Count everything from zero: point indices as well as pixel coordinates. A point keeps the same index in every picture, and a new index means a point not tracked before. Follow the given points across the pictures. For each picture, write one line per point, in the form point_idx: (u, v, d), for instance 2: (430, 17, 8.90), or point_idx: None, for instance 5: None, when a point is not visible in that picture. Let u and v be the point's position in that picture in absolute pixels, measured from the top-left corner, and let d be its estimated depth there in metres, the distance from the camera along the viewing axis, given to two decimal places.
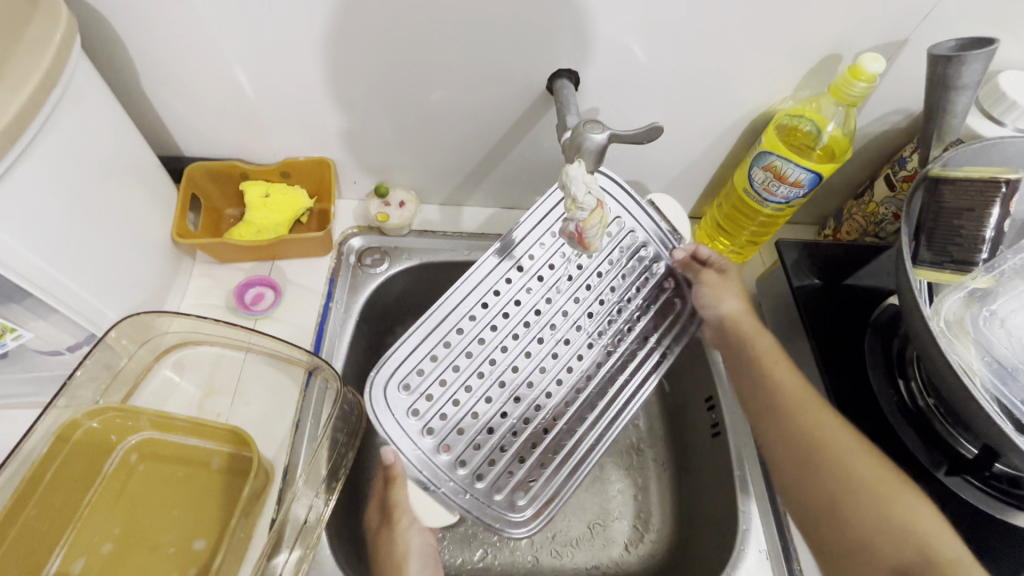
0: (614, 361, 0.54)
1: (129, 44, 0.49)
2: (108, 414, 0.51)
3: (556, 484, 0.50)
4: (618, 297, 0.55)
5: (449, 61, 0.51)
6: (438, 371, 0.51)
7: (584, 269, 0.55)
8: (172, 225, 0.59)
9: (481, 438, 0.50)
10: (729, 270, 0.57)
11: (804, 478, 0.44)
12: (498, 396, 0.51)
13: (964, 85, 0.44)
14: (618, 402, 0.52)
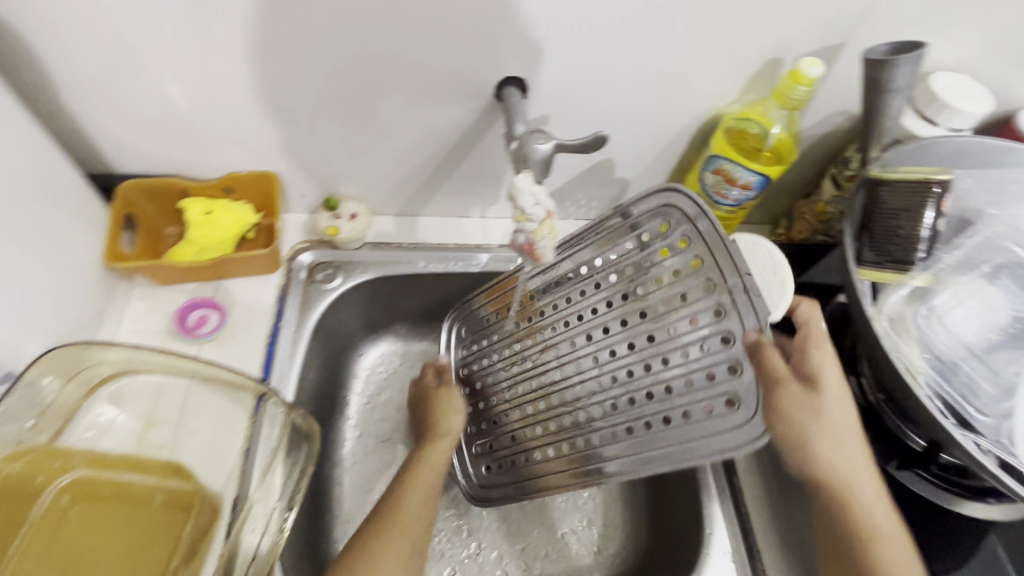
0: (619, 418, 0.50)
1: (44, 56, 0.46)
2: (35, 455, 0.47)
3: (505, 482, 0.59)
4: (662, 351, 0.49)
5: (395, 68, 0.50)
6: (493, 347, 0.62)
7: (636, 300, 0.50)
8: (104, 247, 0.55)
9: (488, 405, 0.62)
10: (826, 379, 0.43)
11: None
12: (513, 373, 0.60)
13: (896, 87, 0.45)
14: (590, 457, 0.52)
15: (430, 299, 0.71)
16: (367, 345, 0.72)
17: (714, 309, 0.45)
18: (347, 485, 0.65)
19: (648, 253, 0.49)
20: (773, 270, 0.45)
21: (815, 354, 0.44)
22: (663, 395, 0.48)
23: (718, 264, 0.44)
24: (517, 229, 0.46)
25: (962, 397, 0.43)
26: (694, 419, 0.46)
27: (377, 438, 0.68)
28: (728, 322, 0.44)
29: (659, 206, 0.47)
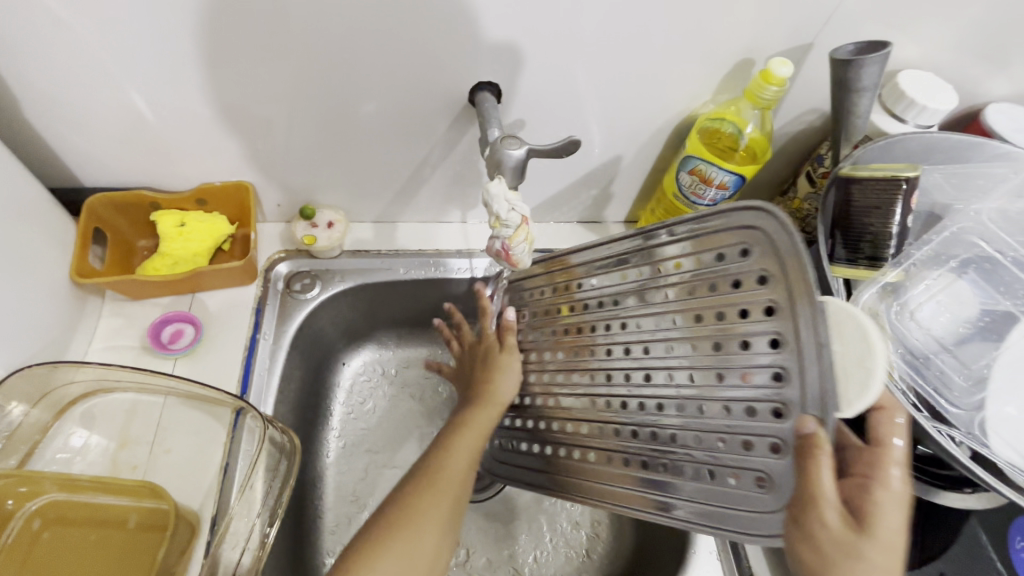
0: (654, 450, 0.46)
1: (2, 70, 0.45)
2: (2, 481, 0.45)
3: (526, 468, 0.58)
4: (717, 396, 0.41)
5: (369, 74, 0.49)
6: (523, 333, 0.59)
7: (701, 330, 0.42)
8: (71, 265, 0.54)
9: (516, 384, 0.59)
10: (882, 520, 0.31)
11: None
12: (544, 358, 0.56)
13: (864, 87, 0.45)
14: (623, 482, 0.48)
15: (412, 306, 0.70)
16: (348, 354, 0.71)
17: (775, 371, 0.36)
18: (332, 496, 0.65)
19: (722, 276, 0.40)
20: (859, 358, 0.31)
21: (880, 491, 0.32)
22: (693, 444, 0.43)
23: (799, 324, 0.34)
24: (493, 237, 0.46)
25: (935, 389, 0.44)
26: (720, 481, 0.41)
27: (361, 448, 0.68)
28: (789, 394, 0.35)
29: (744, 225, 0.37)
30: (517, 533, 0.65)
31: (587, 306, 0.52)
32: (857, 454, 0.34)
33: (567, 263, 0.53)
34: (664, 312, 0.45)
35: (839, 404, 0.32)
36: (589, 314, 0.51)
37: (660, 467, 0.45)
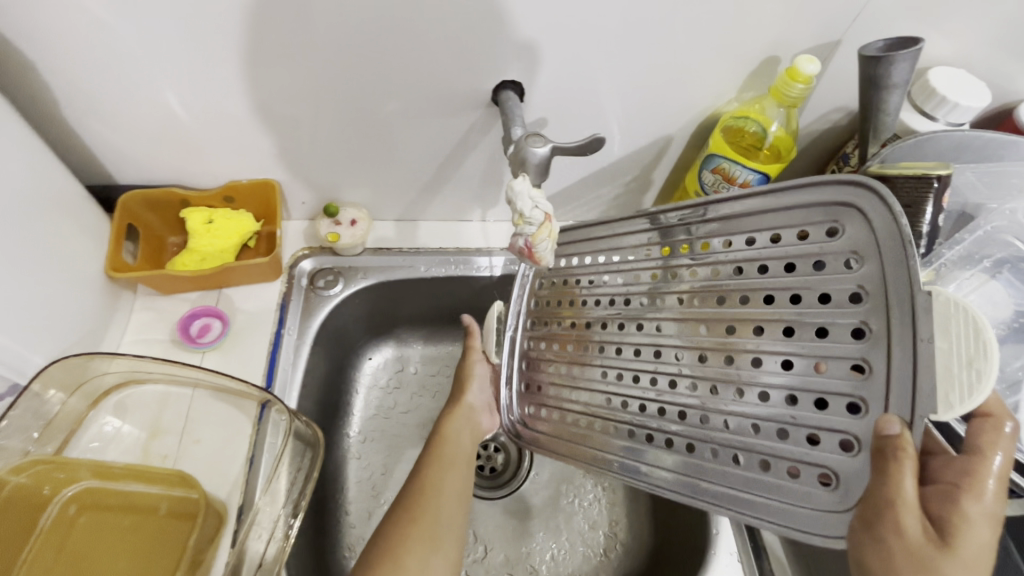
0: (709, 436, 0.42)
1: (43, 70, 0.46)
2: (38, 467, 0.47)
3: (543, 445, 0.52)
4: (780, 383, 0.39)
5: (393, 73, 0.50)
6: (546, 311, 0.53)
7: (769, 313, 0.39)
8: (106, 258, 0.56)
9: (539, 346, 0.54)
10: (969, 536, 0.30)
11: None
12: (573, 328, 0.51)
13: (894, 83, 0.45)
14: (670, 467, 0.44)
15: (433, 303, 0.71)
16: (371, 349, 0.72)
17: (851, 363, 0.35)
18: (354, 489, 0.66)
19: (804, 257, 0.38)
20: (967, 359, 0.29)
21: (969, 503, 0.31)
22: (749, 432, 0.40)
23: (891, 313, 0.33)
24: (519, 233, 0.45)
25: None
26: (773, 472, 0.39)
27: (381, 443, 0.68)
28: (869, 387, 0.34)
29: (830, 204, 0.37)
30: (533, 529, 0.65)
31: (628, 277, 0.48)
32: (948, 465, 0.33)
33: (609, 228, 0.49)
34: (725, 292, 0.42)
35: (937, 407, 0.30)
36: (627, 283, 0.48)
37: (681, 448, 0.43)
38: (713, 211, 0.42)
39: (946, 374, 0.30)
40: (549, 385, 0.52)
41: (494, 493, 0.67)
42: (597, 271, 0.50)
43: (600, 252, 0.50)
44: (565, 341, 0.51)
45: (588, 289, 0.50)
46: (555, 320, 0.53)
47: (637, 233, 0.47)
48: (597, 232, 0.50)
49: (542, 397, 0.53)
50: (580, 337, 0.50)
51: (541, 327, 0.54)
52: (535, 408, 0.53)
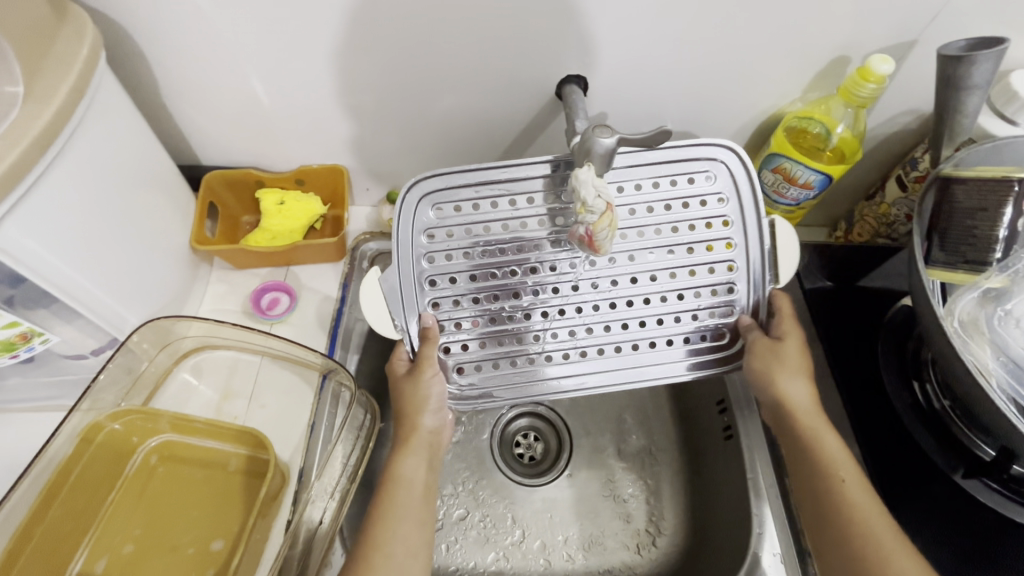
0: (655, 333, 0.50)
1: (150, 55, 0.51)
2: (130, 416, 0.52)
3: (499, 395, 0.50)
4: (691, 286, 0.50)
5: (465, 67, 0.52)
6: (455, 266, 0.49)
7: (678, 238, 0.49)
8: (191, 232, 0.60)
9: (442, 306, 0.50)
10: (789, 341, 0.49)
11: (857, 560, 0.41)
12: (496, 278, 0.50)
13: (975, 84, 0.43)
14: (632, 365, 0.50)
15: None
16: None
17: (731, 262, 0.50)
18: None
19: (693, 196, 0.49)
20: (782, 268, 0.50)
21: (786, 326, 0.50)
22: (674, 324, 0.50)
23: (750, 232, 0.49)
24: (548, 207, 0.49)
25: None
26: (694, 343, 0.51)
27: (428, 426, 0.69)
28: (740, 276, 0.50)
29: (714, 158, 0.49)
30: (571, 519, 0.66)
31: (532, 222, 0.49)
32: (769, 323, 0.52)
33: (502, 172, 0.48)
34: (644, 225, 0.49)
35: (776, 279, 0.50)
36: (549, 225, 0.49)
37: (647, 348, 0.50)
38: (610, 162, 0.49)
39: (776, 253, 0.50)
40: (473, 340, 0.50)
41: (538, 479, 0.69)
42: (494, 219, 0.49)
43: (486, 196, 0.49)
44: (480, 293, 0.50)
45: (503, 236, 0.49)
46: (452, 275, 0.50)
47: (516, 180, 0.49)
48: (477, 179, 0.49)
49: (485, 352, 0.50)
50: (497, 284, 0.50)
51: (446, 285, 0.50)
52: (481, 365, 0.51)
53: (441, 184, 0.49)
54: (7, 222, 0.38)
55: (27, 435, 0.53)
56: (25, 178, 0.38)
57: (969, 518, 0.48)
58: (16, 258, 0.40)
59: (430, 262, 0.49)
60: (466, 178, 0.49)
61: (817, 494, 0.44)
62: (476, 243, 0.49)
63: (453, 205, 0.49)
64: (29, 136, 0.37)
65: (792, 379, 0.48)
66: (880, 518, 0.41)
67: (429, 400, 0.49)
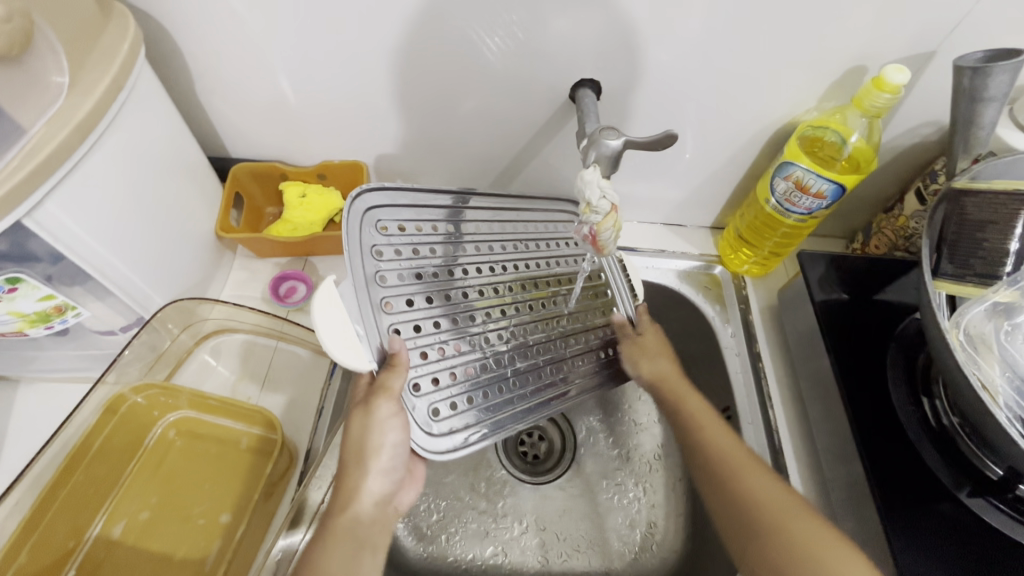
0: (582, 350, 0.57)
1: (187, 53, 0.54)
2: (151, 391, 0.54)
3: (479, 428, 0.48)
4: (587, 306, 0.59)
5: (482, 69, 0.54)
6: (409, 289, 0.48)
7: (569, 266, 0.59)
8: (217, 221, 0.63)
9: (404, 333, 0.47)
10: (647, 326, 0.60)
11: (723, 487, 0.48)
12: (450, 302, 0.50)
13: (992, 96, 0.43)
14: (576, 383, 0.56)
15: None
16: None
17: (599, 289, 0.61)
18: None
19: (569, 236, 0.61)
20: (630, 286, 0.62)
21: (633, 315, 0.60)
22: (590, 342, 0.58)
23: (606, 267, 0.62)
24: (459, 236, 0.53)
25: None
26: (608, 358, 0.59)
27: None
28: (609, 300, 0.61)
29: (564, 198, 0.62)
30: (570, 519, 0.66)
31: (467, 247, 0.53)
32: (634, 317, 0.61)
33: (431, 199, 0.51)
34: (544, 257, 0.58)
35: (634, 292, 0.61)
36: (480, 250, 0.54)
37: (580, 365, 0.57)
38: (506, 205, 0.57)
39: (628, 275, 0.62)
40: (443, 371, 0.48)
41: (537, 479, 0.70)
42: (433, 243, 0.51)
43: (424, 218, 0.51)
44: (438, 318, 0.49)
45: (447, 259, 0.51)
46: (408, 296, 0.48)
47: (447, 206, 0.52)
48: (415, 201, 0.50)
49: (456, 383, 0.49)
50: (448, 307, 0.50)
51: (403, 307, 0.47)
52: (454, 400, 0.48)
53: (383, 202, 0.49)
54: (45, 202, 0.41)
55: (57, 403, 0.56)
56: (67, 160, 0.40)
57: (976, 537, 0.48)
58: (51, 235, 0.42)
59: (383, 283, 0.46)
60: (404, 198, 0.50)
61: (688, 441, 0.52)
62: (423, 264, 0.49)
63: (396, 224, 0.49)
64: (72, 122, 0.39)
65: (650, 360, 0.57)
66: (741, 450, 0.49)
67: (379, 451, 0.43)
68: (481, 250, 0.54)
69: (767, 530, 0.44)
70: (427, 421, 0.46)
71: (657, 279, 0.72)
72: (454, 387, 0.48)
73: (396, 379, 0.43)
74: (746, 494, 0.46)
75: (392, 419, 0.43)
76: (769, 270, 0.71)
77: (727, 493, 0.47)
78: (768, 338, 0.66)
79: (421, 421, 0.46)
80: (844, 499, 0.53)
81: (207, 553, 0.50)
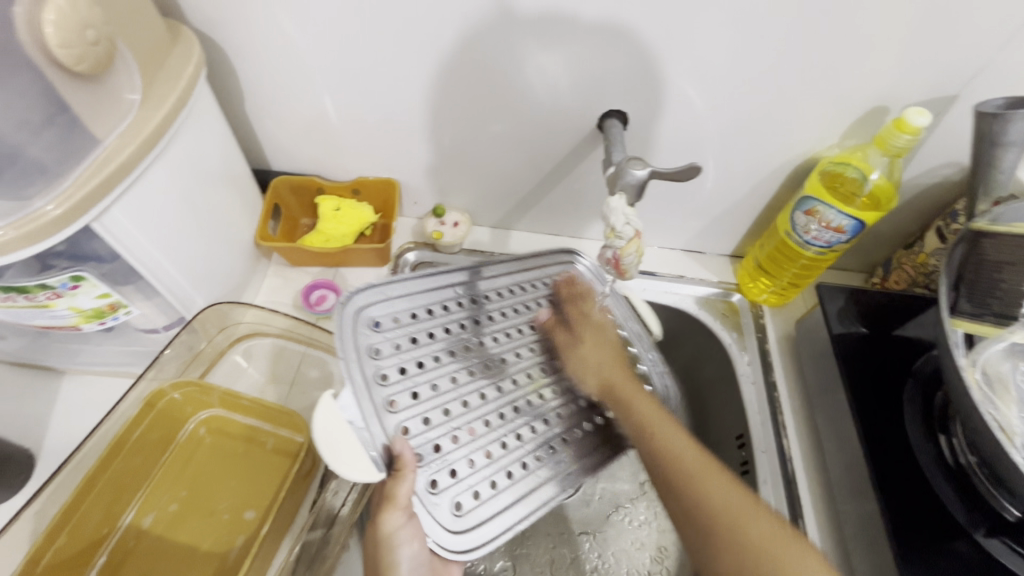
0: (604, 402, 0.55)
1: (240, 73, 0.58)
2: (188, 388, 0.57)
3: (511, 508, 0.47)
4: None
5: (514, 99, 0.57)
6: (414, 378, 0.46)
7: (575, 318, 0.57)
8: (256, 229, 0.66)
9: (413, 430, 0.44)
10: (587, 317, 0.55)
11: (678, 491, 0.42)
12: (459, 383, 0.48)
13: (1011, 141, 0.44)
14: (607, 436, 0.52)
15: None
16: None
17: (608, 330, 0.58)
18: None
19: None
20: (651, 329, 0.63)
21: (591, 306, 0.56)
22: None
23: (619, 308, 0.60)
24: (456, 313, 0.51)
25: None
26: None
27: None
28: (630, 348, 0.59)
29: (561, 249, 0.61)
30: (579, 539, 0.67)
31: (467, 321, 0.52)
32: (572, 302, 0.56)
33: (418, 283, 0.51)
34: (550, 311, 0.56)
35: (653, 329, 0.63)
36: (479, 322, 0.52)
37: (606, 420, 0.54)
38: (497, 272, 0.55)
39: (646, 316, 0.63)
40: (461, 460, 0.46)
41: None
42: (426, 325, 0.50)
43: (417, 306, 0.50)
44: (450, 404, 0.47)
45: (448, 338, 0.50)
46: (412, 389, 0.46)
47: (437, 285, 0.52)
48: (405, 290, 0.50)
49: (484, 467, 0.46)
50: (456, 389, 0.48)
51: (409, 402, 0.45)
52: (483, 485, 0.46)
53: (372, 302, 0.48)
54: (112, 207, 0.44)
55: (98, 395, 0.59)
56: (134, 171, 0.44)
57: None
58: (114, 237, 0.45)
59: (384, 382, 0.45)
60: (395, 290, 0.49)
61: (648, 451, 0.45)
62: (423, 351, 0.48)
63: (390, 318, 0.48)
64: (141, 137, 0.43)
65: (598, 365, 0.52)
66: (693, 450, 0.43)
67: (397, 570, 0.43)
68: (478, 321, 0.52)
69: (718, 527, 0.39)
70: (451, 508, 0.44)
71: (675, 303, 0.73)
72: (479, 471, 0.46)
73: (399, 486, 0.41)
74: (700, 504, 0.40)
75: (405, 532, 0.43)
76: (788, 300, 0.71)
77: (682, 502, 0.41)
78: (785, 368, 0.67)
79: (441, 518, 0.43)
80: (857, 535, 0.53)
81: (231, 547, 0.52)
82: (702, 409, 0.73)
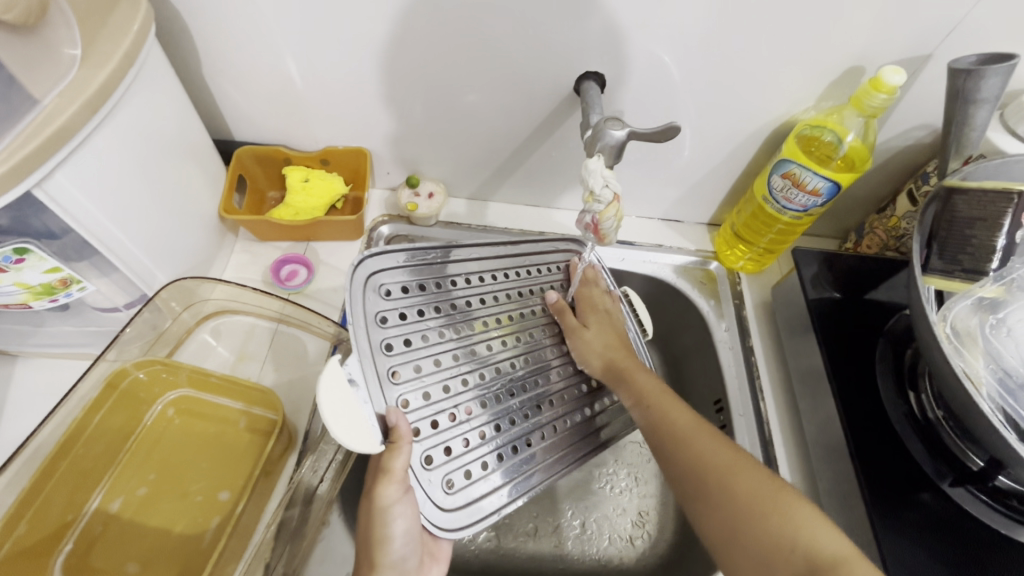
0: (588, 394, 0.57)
1: (194, 31, 0.54)
2: (153, 367, 0.55)
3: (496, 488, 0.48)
4: None
5: (487, 62, 0.55)
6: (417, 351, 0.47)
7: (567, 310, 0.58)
8: (220, 202, 0.63)
9: (412, 404, 0.45)
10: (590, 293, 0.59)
11: (674, 455, 0.46)
12: (458, 363, 0.49)
13: (984, 98, 0.44)
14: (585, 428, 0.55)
15: None
16: None
17: None
18: None
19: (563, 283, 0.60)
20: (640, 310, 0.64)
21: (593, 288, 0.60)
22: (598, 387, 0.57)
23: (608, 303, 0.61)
24: (458, 292, 0.51)
25: None
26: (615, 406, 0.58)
27: None
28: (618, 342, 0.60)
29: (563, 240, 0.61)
30: (558, 507, 0.67)
31: (467, 302, 0.52)
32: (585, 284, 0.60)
33: (427, 254, 0.50)
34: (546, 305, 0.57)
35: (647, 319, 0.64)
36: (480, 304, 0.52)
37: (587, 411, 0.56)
38: (500, 253, 0.55)
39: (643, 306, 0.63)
40: (454, 439, 0.47)
41: None
42: (432, 300, 0.49)
43: (425, 277, 0.50)
44: (447, 382, 0.48)
45: (450, 317, 0.50)
46: (415, 362, 0.46)
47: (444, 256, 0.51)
48: (414, 261, 0.49)
49: (472, 450, 0.48)
50: (457, 367, 0.49)
51: (411, 375, 0.46)
52: (472, 467, 0.48)
53: (385, 267, 0.47)
54: (55, 172, 0.41)
55: (55, 378, 0.56)
56: (77, 134, 0.40)
57: (956, 528, 0.49)
58: (61, 206, 0.42)
59: (389, 351, 0.45)
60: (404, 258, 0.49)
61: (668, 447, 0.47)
62: (426, 326, 0.48)
63: (399, 286, 0.48)
64: (83, 96, 0.40)
65: (597, 337, 0.55)
66: (688, 417, 0.48)
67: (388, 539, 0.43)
68: (477, 303, 0.52)
69: (723, 486, 0.43)
70: (442, 484, 0.46)
71: (654, 272, 0.73)
72: (468, 453, 0.48)
73: (396, 459, 0.41)
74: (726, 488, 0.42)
75: (398, 504, 0.42)
76: (763, 267, 0.72)
77: (680, 462, 0.46)
78: (760, 332, 0.68)
79: (434, 494, 0.45)
80: (830, 490, 0.55)
81: (205, 529, 0.50)
82: (681, 376, 0.74)
